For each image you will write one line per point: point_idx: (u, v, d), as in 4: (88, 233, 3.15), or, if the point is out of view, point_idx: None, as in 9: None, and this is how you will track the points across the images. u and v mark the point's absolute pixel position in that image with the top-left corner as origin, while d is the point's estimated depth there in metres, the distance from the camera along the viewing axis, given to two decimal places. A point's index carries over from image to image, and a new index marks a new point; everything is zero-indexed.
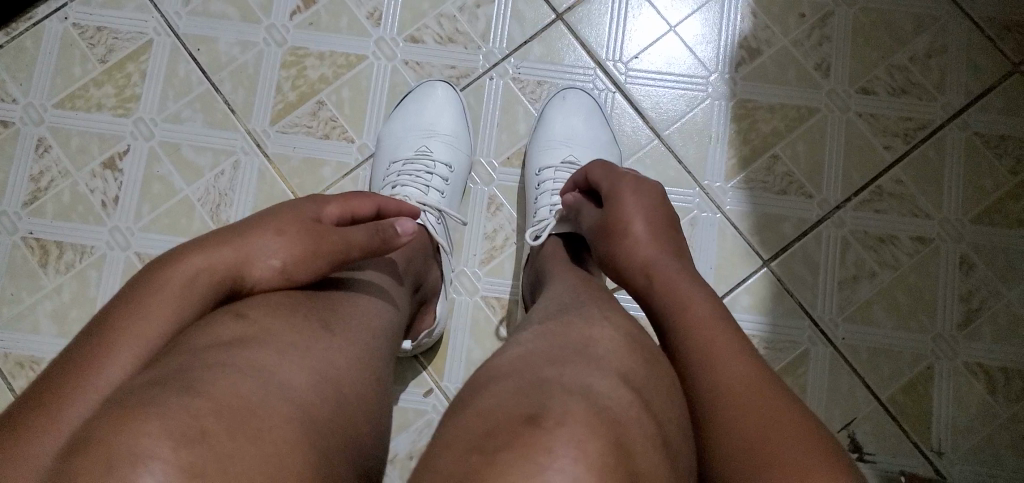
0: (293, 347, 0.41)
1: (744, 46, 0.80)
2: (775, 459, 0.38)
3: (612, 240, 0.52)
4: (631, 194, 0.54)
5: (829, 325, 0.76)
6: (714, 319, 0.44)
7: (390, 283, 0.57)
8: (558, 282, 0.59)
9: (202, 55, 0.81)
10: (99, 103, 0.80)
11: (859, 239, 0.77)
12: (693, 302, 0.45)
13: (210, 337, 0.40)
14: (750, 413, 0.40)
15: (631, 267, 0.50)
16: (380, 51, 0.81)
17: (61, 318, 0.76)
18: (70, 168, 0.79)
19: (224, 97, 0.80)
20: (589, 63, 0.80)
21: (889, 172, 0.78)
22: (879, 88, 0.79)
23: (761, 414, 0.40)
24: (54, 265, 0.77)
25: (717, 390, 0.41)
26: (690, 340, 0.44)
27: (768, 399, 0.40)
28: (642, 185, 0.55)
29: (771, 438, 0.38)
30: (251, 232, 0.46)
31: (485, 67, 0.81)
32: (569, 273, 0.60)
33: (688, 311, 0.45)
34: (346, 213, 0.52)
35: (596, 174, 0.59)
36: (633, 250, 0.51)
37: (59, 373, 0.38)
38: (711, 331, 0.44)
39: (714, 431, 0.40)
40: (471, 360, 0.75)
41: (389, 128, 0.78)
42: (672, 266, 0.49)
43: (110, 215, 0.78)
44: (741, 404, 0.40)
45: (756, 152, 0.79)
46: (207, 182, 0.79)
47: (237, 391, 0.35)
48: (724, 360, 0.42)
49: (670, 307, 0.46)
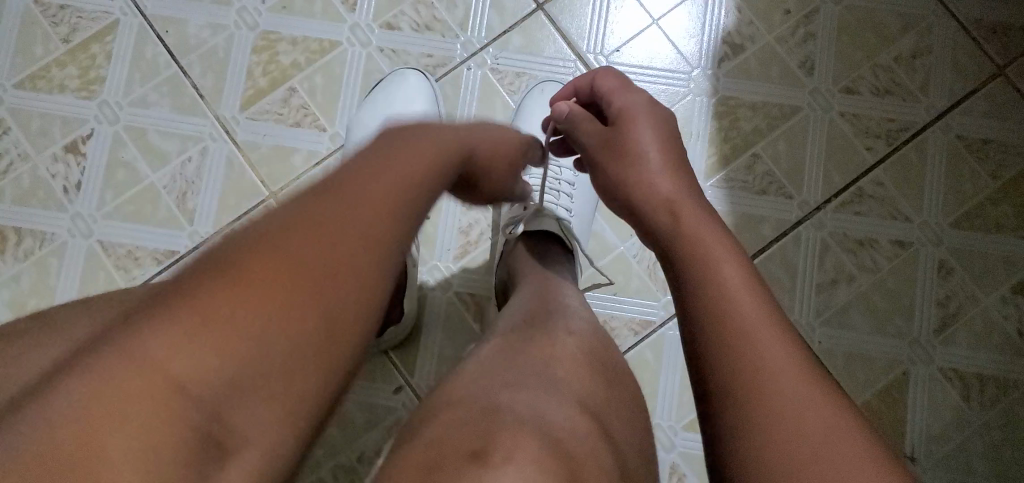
0: None
1: (727, 42, 0.79)
2: (822, 462, 0.33)
3: (624, 164, 0.49)
4: (646, 117, 0.50)
5: (806, 328, 0.75)
6: (750, 287, 0.40)
7: None
8: (530, 288, 0.58)
9: (170, 37, 0.78)
10: (61, 85, 0.78)
11: (839, 242, 0.76)
12: (723, 267, 0.40)
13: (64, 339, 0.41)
14: (791, 405, 0.35)
15: (647, 199, 0.47)
16: (355, 37, 0.79)
17: (19, 306, 0.74)
18: (30, 152, 0.76)
19: (192, 81, 0.78)
20: (570, 55, 0.79)
21: (871, 174, 0.77)
22: (863, 87, 0.78)
23: (807, 408, 0.35)
24: (12, 253, 0.75)
25: (754, 373, 0.36)
26: (713, 308, 0.39)
27: (808, 386, 0.36)
28: (652, 105, 0.51)
29: (819, 437, 0.34)
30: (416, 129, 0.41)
31: (463, 56, 0.78)
32: (540, 278, 0.59)
33: (711, 268, 0.41)
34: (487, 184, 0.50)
35: (607, 86, 0.52)
36: (652, 187, 0.47)
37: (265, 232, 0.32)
38: (741, 295, 0.39)
39: (737, 410, 0.36)
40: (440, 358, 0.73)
41: (360, 118, 0.76)
42: (691, 202, 0.46)
43: (72, 201, 0.76)
44: (781, 393, 0.36)
45: (737, 150, 0.77)
46: (174, 169, 0.77)
47: None
48: (761, 338, 0.37)
49: (698, 275, 0.41)
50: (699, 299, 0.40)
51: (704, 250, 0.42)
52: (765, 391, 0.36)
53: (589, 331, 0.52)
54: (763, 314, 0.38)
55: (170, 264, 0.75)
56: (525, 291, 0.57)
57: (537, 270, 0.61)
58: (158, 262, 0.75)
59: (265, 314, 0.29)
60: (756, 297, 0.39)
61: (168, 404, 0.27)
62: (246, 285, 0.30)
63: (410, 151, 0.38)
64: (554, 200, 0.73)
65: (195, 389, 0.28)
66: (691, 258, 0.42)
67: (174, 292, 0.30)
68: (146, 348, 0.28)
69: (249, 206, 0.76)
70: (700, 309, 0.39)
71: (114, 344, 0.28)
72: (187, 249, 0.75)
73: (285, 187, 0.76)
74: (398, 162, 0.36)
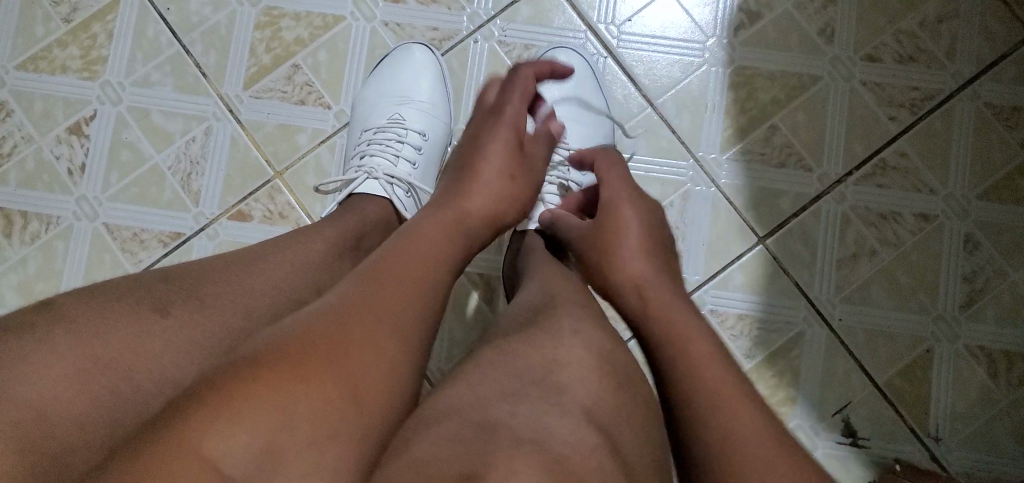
0: (131, 345, 0.44)
1: (744, 9, 0.76)
2: None
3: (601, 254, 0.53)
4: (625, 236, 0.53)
5: (826, 304, 0.73)
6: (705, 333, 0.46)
7: (338, 247, 0.57)
8: (541, 280, 0.56)
9: (171, 15, 0.77)
10: (63, 66, 0.76)
11: (861, 216, 0.73)
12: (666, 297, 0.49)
13: (74, 332, 0.43)
14: (757, 463, 0.40)
15: (623, 285, 0.51)
16: (360, 11, 0.77)
17: (27, 290, 0.73)
18: (34, 134, 0.76)
19: (194, 60, 0.76)
20: (580, 26, 0.76)
21: (894, 145, 0.74)
22: (886, 55, 0.75)
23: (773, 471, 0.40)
24: (19, 236, 0.74)
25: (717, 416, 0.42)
26: (695, 384, 0.44)
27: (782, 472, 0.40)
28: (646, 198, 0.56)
29: None
30: (431, 220, 0.50)
31: (470, 29, 0.76)
32: (548, 269, 0.58)
33: (687, 346, 0.45)
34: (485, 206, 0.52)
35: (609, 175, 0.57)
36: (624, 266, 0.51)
37: (393, 269, 0.45)
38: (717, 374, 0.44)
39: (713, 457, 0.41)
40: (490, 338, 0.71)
41: (364, 95, 0.74)
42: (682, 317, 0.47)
43: (77, 184, 0.75)
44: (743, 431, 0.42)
45: (754, 122, 0.75)
46: (178, 149, 0.75)
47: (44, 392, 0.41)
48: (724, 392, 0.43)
49: (687, 359, 0.45)
50: (677, 375, 0.45)
51: (673, 327, 0.47)
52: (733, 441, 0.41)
53: (597, 323, 0.51)
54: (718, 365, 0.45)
55: (175, 246, 0.74)
56: (531, 284, 0.56)
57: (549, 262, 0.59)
58: (162, 244, 0.74)
59: (325, 414, 0.37)
60: (715, 358, 0.45)
61: (262, 449, 0.35)
62: (308, 379, 0.38)
63: (428, 245, 0.48)
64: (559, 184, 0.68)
65: (278, 440, 0.36)
66: (670, 358, 0.46)
67: (236, 382, 0.37)
68: (243, 417, 0.36)
69: (254, 187, 0.74)
70: (657, 348, 0.47)
71: (184, 428, 0.35)
72: (192, 230, 0.74)
73: (290, 166, 0.75)
74: (447, 227, 0.50)
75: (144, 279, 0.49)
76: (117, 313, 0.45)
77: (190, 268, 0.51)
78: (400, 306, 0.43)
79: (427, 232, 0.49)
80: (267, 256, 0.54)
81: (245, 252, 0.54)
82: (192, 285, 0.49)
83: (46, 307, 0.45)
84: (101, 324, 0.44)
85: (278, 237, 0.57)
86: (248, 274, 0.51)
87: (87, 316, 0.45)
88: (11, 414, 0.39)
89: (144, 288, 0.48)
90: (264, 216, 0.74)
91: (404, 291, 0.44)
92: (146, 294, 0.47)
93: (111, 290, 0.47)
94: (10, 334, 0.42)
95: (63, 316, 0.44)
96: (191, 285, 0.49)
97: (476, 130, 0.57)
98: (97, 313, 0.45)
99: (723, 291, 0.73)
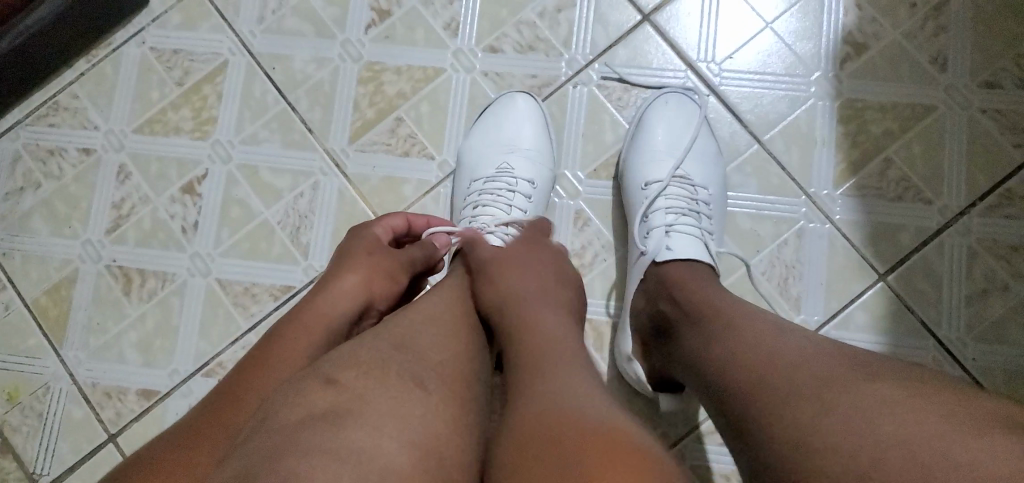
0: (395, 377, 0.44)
1: (850, 41, 0.74)
2: None
3: None
4: None
5: (956, 344, 0.69)
6: (853, 363, 0.44)
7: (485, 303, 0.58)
8: (731, 336, 0.51)
9: (277, 74, 0.79)
10: (176, 128, 0.79)
11: (988, 249, 0.70)
12: (524, 282, 0.55)
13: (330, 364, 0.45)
14: None
15: None
16: (459, 62, 0.77)
17: (146, 347, 0.75)
18: (150, 194, 0.78)
19: (300, 116, 0.78)
20: (680, 65, 0.75)
21: (1021, 173, 0.71)
22: (1006, 80, 0.72)
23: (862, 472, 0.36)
24: (137, 294, 0.77)
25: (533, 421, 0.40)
26: None
27: None
28: None
29: None
30: (349, 268, 0.59)
31: (568, 74, 0.76)
32: (735, 315, 0.54)
33: None
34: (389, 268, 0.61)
35: None
36: None
37: (249, 371, 0.52)
38: None
39: None
40: (691, 430, 0.70)
41: (471, 144, 0.74)
42: None
43: (191, 241, 0.77)
44: (926, 433, 0.36)
45: (867, 156, 0.73)
46: (286, 204, 0.77)
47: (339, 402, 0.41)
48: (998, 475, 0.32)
49: None
50: None
51: None
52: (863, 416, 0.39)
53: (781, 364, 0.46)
54: (971, 438, 0.35)
55: (286, 299, 0.75)
56: (728, 338, 0.51)
57: (732, 308, 0.55)
58: (274, 297, 0.75)
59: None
60: None
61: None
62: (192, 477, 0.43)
63: (297, 337, 0.54)
64: (696, 224, 0.67)
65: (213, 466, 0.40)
66: None
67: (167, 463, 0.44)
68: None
69: None
70: None
71: None
72: (302, 283, 0.75)
73: None
74: (316, 301, 0.57)
75: (345, 349, 0.47)
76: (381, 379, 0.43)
77: (383, 331, 0.49)
78: (333, 322, 0.56)
79: (296, 327, 0.55)
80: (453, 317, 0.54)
81: (411, 309, 0.54)
82: (389, 326, 0.50)
83: (330, 382, 0.42)
84: (401, 407, 0.41)
85: (436, 291, 0.57)
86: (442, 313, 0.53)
87: (380, 397, 0.42)
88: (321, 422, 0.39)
89: (374, 346, 0.47)
90: None
91: (322, 316, 0.56)
92: (406, 365, 0.45)
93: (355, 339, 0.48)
94: (315, 428, 0.38)
95: (356, 395, 0.42)
96: (397, 340, 0.48)
97: (359, 239, 0.63)
98: (349, 353, 0.46)
99: (846, 332, 0.70)
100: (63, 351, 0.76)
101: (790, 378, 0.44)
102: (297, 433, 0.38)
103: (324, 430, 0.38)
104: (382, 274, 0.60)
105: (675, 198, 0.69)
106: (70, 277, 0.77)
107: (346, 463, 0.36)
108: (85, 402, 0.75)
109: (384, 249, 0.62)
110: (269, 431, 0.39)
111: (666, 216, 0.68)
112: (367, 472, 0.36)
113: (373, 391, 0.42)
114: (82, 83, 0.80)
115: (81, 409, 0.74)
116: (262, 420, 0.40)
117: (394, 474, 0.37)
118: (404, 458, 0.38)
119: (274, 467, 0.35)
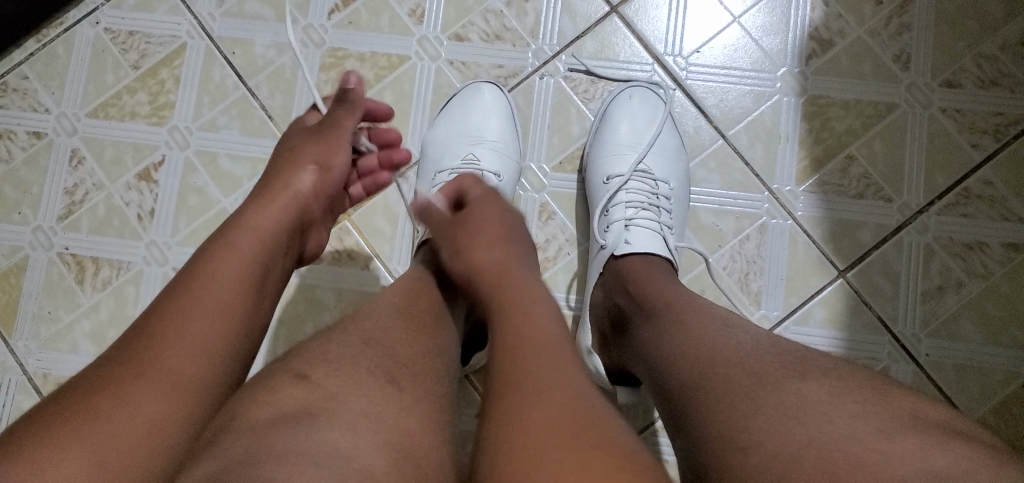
0: (361, 373, 0.43)
1: (816, 37, 0.74)
2: None
3: None
4: None
5: (912, 339, 0.70)
6: (784, 362, 0.45)
7: None
8: (681, 330, 0.52)
9: (237, 59, 0.77)
10: (131, 112, 0.77)
11: (945, 247, 0.71)
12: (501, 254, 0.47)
13: (298, 361, 0.44)
14: None
15: None
16: (424, 51, 0.76)
17: (100, 337, 0.74)
18: (104, 181, 0.76)
19: (260, 103, 0.76)
20: (646, 58, 0.75)
21: (978, 172, 0.72)
22: (965, 80, 0.73)
23: (787, 470, 0.37)
24: (91, 283, 0.75)
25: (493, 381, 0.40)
26: None
27: None
28: None
29: None
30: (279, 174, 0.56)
31: (535, 66, 0.75)
32: (687, 310, 0.54)
33: None
34: (313, 160, 0.56)
35: None
36: None
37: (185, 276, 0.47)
38: None
39: None
40: (649, 424, 0.70)
41: (434, 135, 0.73)
42: None
43: (147, 229, 0.75)
44: (847, 435, 0.38)
45: (829, 152, 0.73)
46: (246, 192, 0.75)
47: (309, 399, 0.40)
48: None
49: None
50: None
51: None
52: (785, 417, 0.40)
53: (739, 362, 0.46)
54: (893, 448, 0.36)
55: None
56: (679, 333, 0.51)
57: (684, 302, 0.55)
58: None
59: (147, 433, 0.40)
60: None
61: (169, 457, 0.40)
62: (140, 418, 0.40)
63: (234, 244, 0.49)
64: (658, 219, 0.67)
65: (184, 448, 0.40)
66: None
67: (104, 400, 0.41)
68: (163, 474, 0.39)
69: None
70: None
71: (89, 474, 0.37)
72: None
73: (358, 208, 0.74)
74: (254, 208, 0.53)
75: (312, 347, 0.46)
76: (354, 377, 0.43)
77: (351, 325, 0.49)
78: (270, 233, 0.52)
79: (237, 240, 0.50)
80: (418, 307, 0.53)
81: (374, 304, 0.53)
82: (354, 322, 0.50)
83: (302, 380, 0.42)
84: (373, 407, 0.41)
85: (402, 282, 0.56)
86: (405, 305, 0.53)
87: (353, 397, 0.41)
88: (293, 418, 0.39)
89: (341, 343, 0.46)
90: (332, 257, 0.74)
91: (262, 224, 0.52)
92: (375, 361, 0.45)
93: (325, 336, 0.48)
94: (284, 430, 0.38)
95: (324, 395, 0.41)
96: (365, 335, 0.47)
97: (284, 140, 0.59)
98: (319, 351, 0.45)
99: (805, 327, 0.71)
100: (13, 341, 0.74)
101: (723, 373, 0.45)
102: (262, 433, 0.38)
103: (298, 432, 0.38)
104: (313, 170, 0.56)
105: (635, 193, 0.69)
106: (19, 265, 0.75)
107: (318, 466, 0.35)
108: (36, 393, 0.73)
109: (309, 140, 0.58)
110: (234, 432, 0.38)
111: (626, 210, 0.68)
112: (342, 475, 0.35)
113: (340, 389, 0.42)
114: (32, 63, 0.78)
115: (31, 400, 0.73)
116: (226, 422, 0.40)
117: (367, 476, 0.35)
118: (377, 463, 0.37)
119: (241, 472, 0.34)
